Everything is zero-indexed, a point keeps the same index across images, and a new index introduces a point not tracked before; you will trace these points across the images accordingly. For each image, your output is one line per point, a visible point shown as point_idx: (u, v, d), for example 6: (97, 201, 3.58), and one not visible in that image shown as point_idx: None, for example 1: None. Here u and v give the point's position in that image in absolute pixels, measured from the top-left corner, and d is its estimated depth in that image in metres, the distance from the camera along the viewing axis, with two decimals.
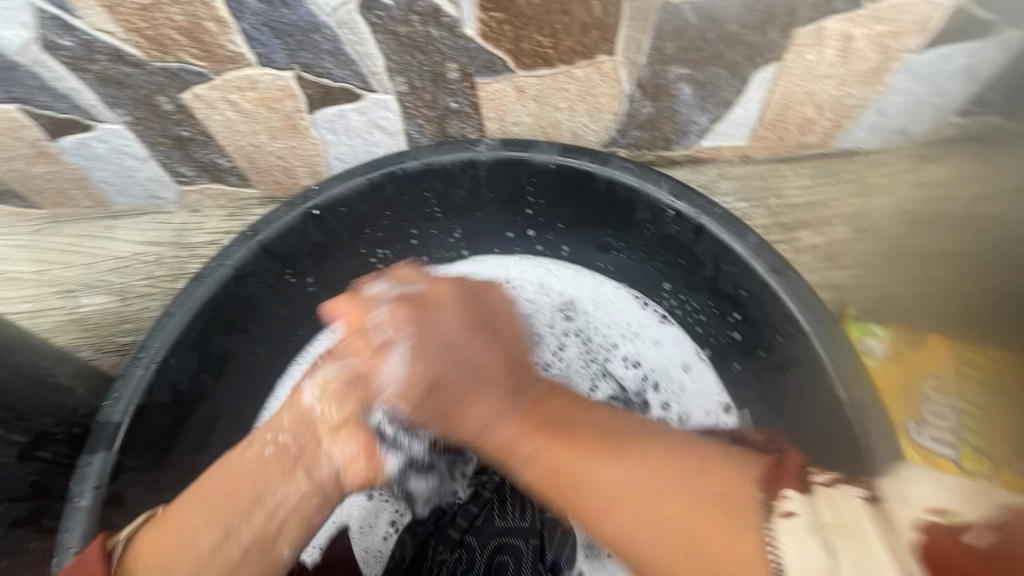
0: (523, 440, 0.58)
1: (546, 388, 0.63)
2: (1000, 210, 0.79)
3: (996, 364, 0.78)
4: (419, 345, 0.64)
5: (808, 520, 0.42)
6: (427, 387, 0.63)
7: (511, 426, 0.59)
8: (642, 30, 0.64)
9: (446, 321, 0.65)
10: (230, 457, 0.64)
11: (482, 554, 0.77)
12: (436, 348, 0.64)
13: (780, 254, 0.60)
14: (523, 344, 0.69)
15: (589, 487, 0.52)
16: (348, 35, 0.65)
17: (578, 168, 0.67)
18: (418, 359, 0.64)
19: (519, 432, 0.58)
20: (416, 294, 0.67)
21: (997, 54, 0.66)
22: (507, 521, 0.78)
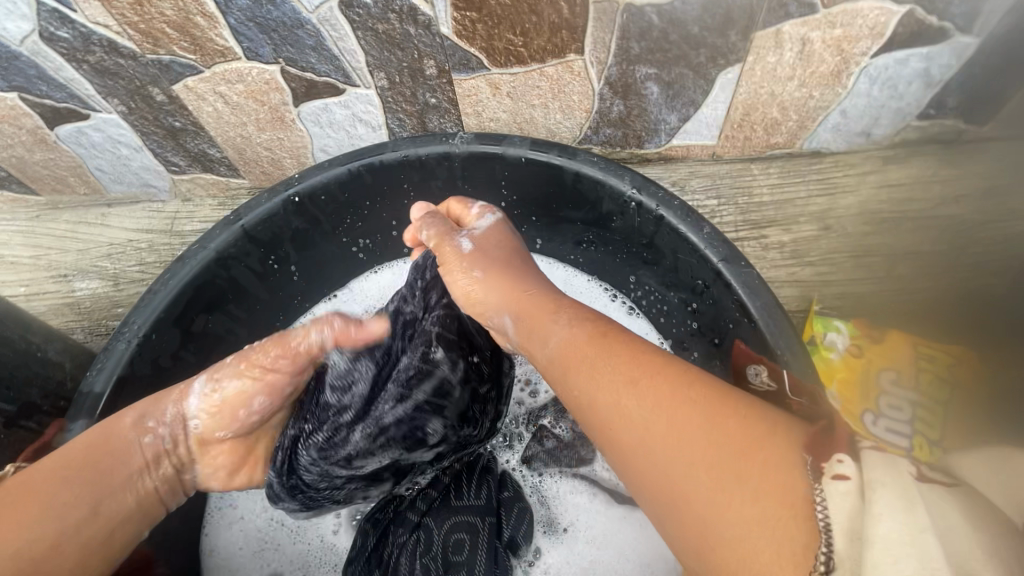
0: (567, 315, 0.56)
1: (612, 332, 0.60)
2: (958, 211, 0.83)
3: (955, 359, 0.76)
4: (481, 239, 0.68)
5: (854, 485, 0.35)
6: (488, 262, 0.65)
7: (562, 332, 0.54)
8: (608, 31, 0.67)
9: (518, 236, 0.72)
10: (112, 429, 0.58)
11: (439, 535, 0.65)
12: (501, 247, 0.68)
13: (733, 245, 0.63)
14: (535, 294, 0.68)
15: (634, 379, 0.48)
16: (330, 30, 0.68)
17: (547, 161, 0.70)
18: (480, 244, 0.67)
19: (570, 339, 0.53)
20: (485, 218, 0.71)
21: (950, 59, 0.69)
22: (463, 501, 0.69)
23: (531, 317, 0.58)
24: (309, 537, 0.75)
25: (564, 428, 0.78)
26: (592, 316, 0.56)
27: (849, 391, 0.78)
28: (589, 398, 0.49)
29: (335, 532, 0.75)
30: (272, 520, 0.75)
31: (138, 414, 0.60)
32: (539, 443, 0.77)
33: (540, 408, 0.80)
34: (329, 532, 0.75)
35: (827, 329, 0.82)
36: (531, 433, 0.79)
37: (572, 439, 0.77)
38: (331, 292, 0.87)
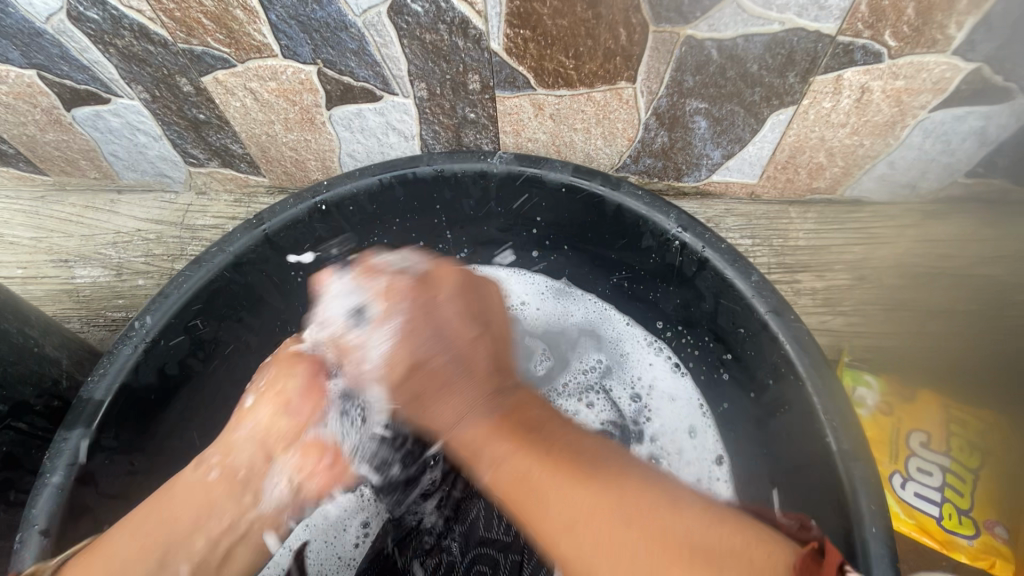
0: (494, 444, 0.52)
1: (527, 395, 0.59)
2: (1000, 272, 0.81)
3: (985, 425, 0.75)
4: (411, 324, 0.60)
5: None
6: (409, 372, 0.59)
7: (480, 427, 0.54)
8: (664, 61, 0.65)
9: (443, 312, 0.61)
10: (173, 482, 0.59)
11: (461, 558, 0.70)
12: (428, 332, 0.60)
13: (781, 295, 0.60)
14: (481, 364, 0.59)
15: (570, 524, 0.45)
16: (374, 36, 0.65)
17: (588, 189, 0.68)
18: (404, 338, 0.59)
19: (493, 435, 0.53)
20: (416, 275, 0.63)
21: (1010, 121, 0.68)
22: (491, 532, 0.71)
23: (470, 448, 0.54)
24: (325, 557, 0.73)
25: None
26: (511, 431, 0.53)
27: (878, 450, 0.76)
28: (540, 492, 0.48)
29: (356, 546, 0.73)
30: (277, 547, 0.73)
31: (197, 459, 0.61)
32: None
33: None
34: (352, 547, 0.73)
35: (857, 383, 0.79)
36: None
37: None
38: None
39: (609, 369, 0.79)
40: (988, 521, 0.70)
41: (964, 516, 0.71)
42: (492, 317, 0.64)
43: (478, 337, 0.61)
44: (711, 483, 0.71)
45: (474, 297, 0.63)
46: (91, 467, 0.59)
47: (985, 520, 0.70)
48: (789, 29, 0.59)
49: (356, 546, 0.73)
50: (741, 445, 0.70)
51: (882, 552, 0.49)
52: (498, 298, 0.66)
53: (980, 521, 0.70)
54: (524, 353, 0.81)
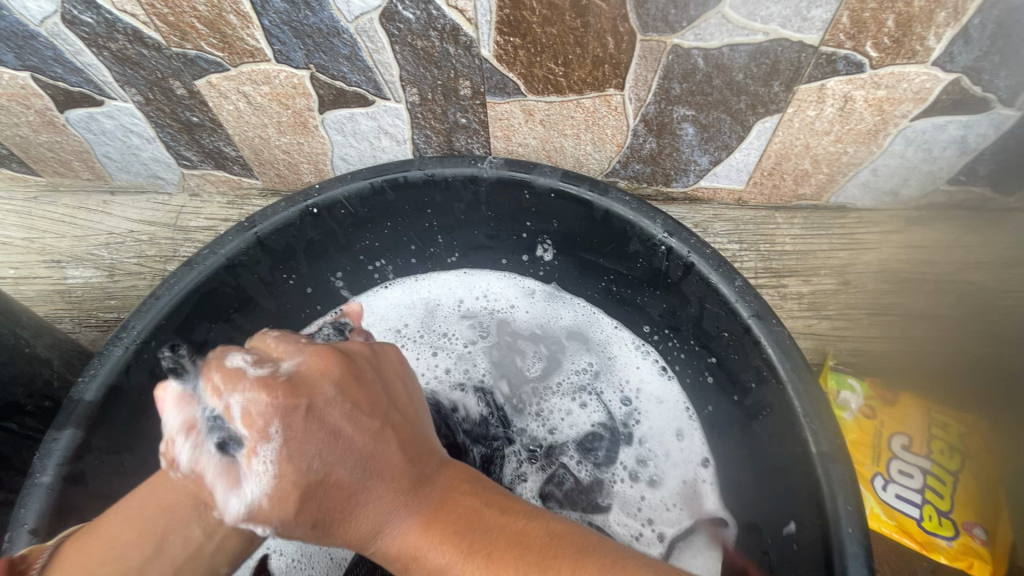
0: (436, 547, 0.46)
1: (457, 471, 0.52)
2: (982, 278, 0.82)
3: (965, 429, 0.76)
4: (289, 437, 0.46)
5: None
6: (305, 491, 0.46)
7: (410, 533, 0.47)
8: (651, 69, 0.66)
9: (330, 417, 0.47)
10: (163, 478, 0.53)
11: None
12: (317, 438, 0.47)
13: (764, 300, 0.61)
14: (386, 462, 0.48)
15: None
16: (366, 42, 0.66)
17: (577, 195, 0.69)
18: (285, 455, 0.46)
19: (428, 546, 0.47)
20: (283, 375, 0.48)
21: (990, 130, 0.69)
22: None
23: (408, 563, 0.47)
24: (317, 560, 0.73)
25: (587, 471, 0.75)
26: (446, 532, 0.47)
27: (859, 452, 0.77)
28: None
29: (348, 547, 0.74)
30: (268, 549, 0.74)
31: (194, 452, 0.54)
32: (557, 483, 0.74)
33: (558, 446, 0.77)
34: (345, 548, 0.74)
35: (841, 387, 0.81)
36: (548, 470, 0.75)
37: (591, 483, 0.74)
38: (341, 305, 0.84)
39: (598, 372, 0.80)
40: (967, 523, 0.71)
41: (943, 517, 0.72)
42: (397, 386, 0.54)
43: (381, 426, 0.49)
44: (697, 486, 0.72)
45: (366, 377, 0.51)
46: (80, 467, 0.59)
47: (964, 522, 0.71)
48: (772, 40, 0.61)
49: (348, 546, 0.74)
50: (727, 448, 0.71)
51: (858, 552, 0.50)
52: (399, 360, 0.57)
53: (960, 522, 0.71)
54: (514, 356, 0.82)
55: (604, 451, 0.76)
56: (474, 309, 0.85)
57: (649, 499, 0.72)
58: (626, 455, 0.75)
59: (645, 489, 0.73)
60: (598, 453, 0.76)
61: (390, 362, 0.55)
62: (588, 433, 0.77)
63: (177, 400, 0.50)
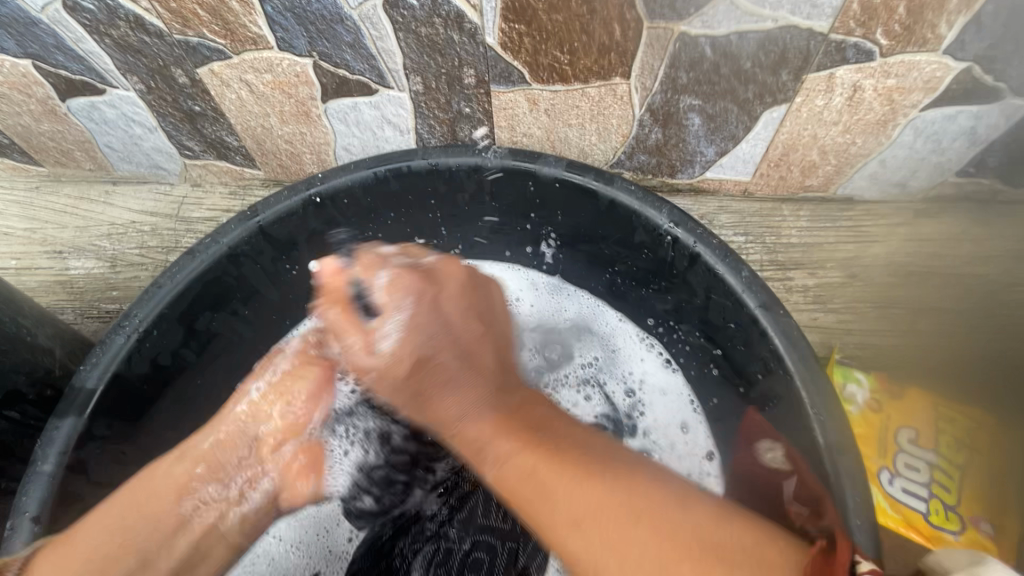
0: (504, 441, 0.54)
1: (533, 395, 0.60)
2: (990, 272, 0.82)
3: (973, 423, 0.76)
4: (416, 321, 0.60)
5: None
6: (414, 369, 0.60)
7: (488, 425, 0.55)
8: (658, 57, 0.65)
9: (448, 312, 0.62)
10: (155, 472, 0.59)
11: (459, 545, 0.69)
12: (433, 326, 0.61)
13: (771, 291, 0.61)
14: (501, 356, 0.63)
15: (576, 522, 0.47)
16: (370, 29, 0.65)
17: (582, 184, 0.68)
18: (411, 330, 0.60)
19: (496, 433, 0.55)
20: (422, 269, 0.63)
21: (1001, 121, 0.68)
22: (491, 519, 0.70)
23: (474, 448, 0.55)
24: (314, 551, 0.73)
25: None
26: (518, 433, 0.54)
27: (866, 446, 0.76)
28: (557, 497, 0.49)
29: (348, 540, 0.73)
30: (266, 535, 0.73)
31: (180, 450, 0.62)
32: None
33: None
34: (345, 541, 0.73)
35: (847, 380, 0.80)
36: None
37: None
38: None
39: (603, 364, 0.79)
40: (974, 516, 0.71)
41: (949, 511, 0.71)
42: (497, 314, 0.66)
43: (483, 333, 0.63)
44: (702, 479, 0.72)
45: (479, 291, 0.66)
46: (82, 456, 0.59)
47: (971, 516, 0.71)
48: (781, 27, 0.60)
49: (348, 540, 0.73)
50: (731, 441, 0.71)
51: (867, 544, 0.50)
52: (499, 296, 0.68)
53: (967, 517, 0.71)
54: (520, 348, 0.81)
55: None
56: None
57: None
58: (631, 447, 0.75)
59: None
60: None
61: (495, 296, 0.67)
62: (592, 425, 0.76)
63: (346, 274, 0.61)
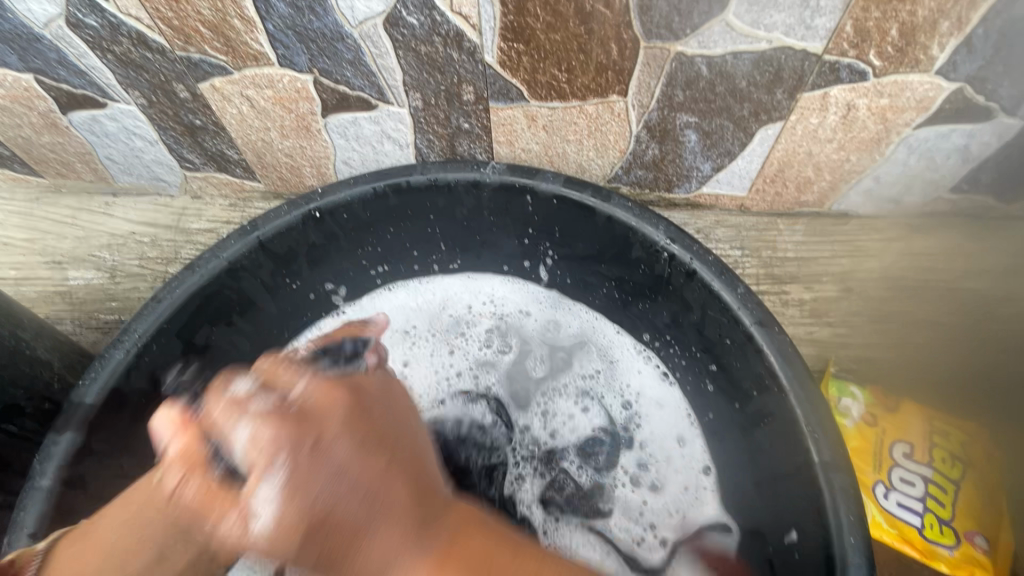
0: None
1: (461, 512, 0.52)
2: (983, 287, 0.82)
3: (968, 437, 0.76)
4: (295, 483, 0.45)
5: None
6: (310, 530, 0.45)
7: (422, 575, 0.46)
8: (654, 76, 0.66)
9: (337, 453, 0.47)
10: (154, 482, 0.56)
11: None
12: (326, 474, 0.46)
13: (766, 308, 0.62)
14: (422, 465, 0.53)
15: None
16: (370, 47, 0.66)
17: (580, 201, 0.69)
18: (291, 495, 0.45)
19: None
20: (294, 404, 0.49)
21: (993, 139, 0.69)
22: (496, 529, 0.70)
23: None
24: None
25: (588, 477, 0.74)
26: (459, 574, 0.46)
27: (862, 460, 0.77)
28: None
29: None
30: None
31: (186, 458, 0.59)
32: (558, 488, 0.74)
33: (561, 450, 0.77)
34: None
35: (842, 394, 0.81)
36: (549, 475, 0.75)
37: (592, 488, 0.74)
38: (342, 308, 0.84)
39: (600, 377, 0.80)
40: (968, 532, 0.71)
41: (944, 525, 0.72)
42: (399, 422, 0.54)
43: (389, 461, 0.50)
44: (698, 493, 0.72)
45: (368, 406, 0.52)
46: (80, 470, 0.59)
47: (965, 531, 0.71)
48: (776, 48, 0.61)
49: None
50: (727, 455, 0.71)
51: (861, 562, 0.50)
52: (400, 399, 0.57)
53: (961, 531, 0.71)
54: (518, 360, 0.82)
55: (604, 455, 0.75)
56: (479, 313, 0.85)
57: (651, 504, 0.72)
58: (627, 459, 0.75)
59: (646, 495, 0.73)
60: (599, 458, 0.76)
61: (398, 401, 0.56)
62: (589, 437, 0.77)
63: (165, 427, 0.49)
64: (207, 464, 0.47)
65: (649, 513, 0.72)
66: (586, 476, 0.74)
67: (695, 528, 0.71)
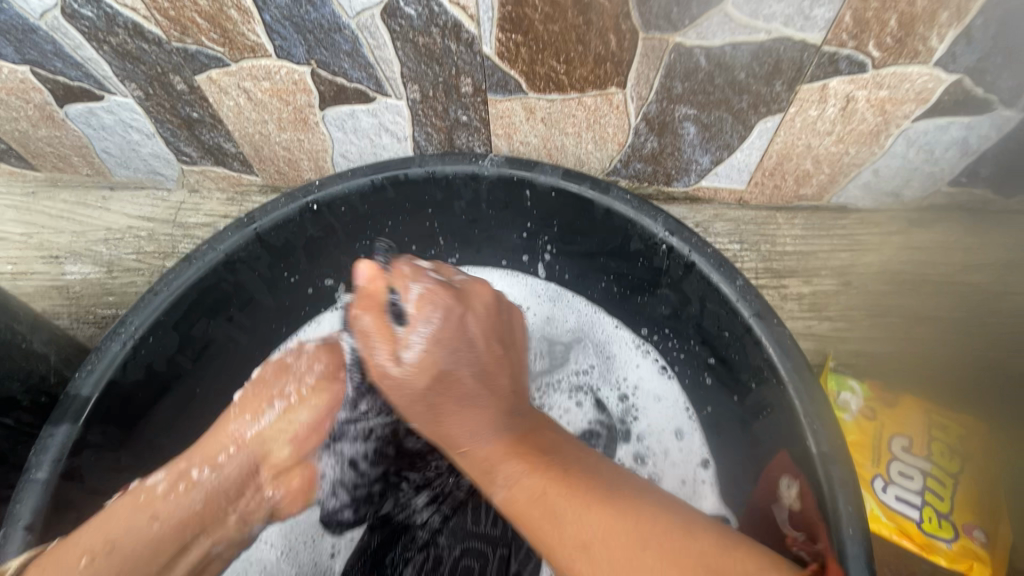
0: (514, 463, 0.53)
1: (539, 419, 0.58)
2: (982, 280, 0.82)
3: (967, 431, 0.76)
4: (439, 335, 0.56)
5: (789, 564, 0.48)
6: (430, 383, 0.56)
7: (501, 447, 0.54)
8: (653, 67, 0.66)
9: (472, 327, 0.58)
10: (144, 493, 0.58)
11: (450, 552, 0.72)
12: (451, 346, 0.57)
13: (765, 299, 0.61)
14: (521, 375, 0.61)
15: (583, 544, 0.47)
16: (368, 38, 0.66)
17: (578, 193, 0.68)
18: (433, 347, 0.56)
19: (506, 459, 0.53)
20: (452, 288, 0.60)
21: (992, 132, 0.69)
22: (480, 526, 0.73)
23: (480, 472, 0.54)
24: (303, 560, 0.74)
25: None
26: (527, 457, 0.53)
27: (860, 454, 0.77)
28: (568, 521, 0.49)
29: (332, 555, 0.74)
30: (260, 543, 0.75)
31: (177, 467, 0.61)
32: None
33: None
34: (328, 555, 0.74)
35: (841, 388, 0.80)
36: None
37: None
38: (340, 302, 0.84)
39: (598, 371, 0.80)
40: (967, 525, 0.71)
41: (943, 519, 0.71)
42: (516, 334, 0.63)
43: (503, 353, 0.60)
44: (696, 486, 0.72)
45: (502, 318, 0.62)
46: (76, 463, 0.59)
47: (964, 524, 0.71)
48: (775, 39, 0.60)
49: (332, 554, 0.74)
50: (725, 449, 0.71)
51: (858, 552, 0.50)
52: (521, 321, 0.65)
53: (960, 525, 0.71)
54: None
55: (601, 448, 0.76)
56: None
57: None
58: (625, 452, 0.75)
59: None
60: (596, 450, 0.76)
61: (518, 322, 0.65)
62: (587, 430, 0.77)
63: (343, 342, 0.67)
64: (372, 314, 0.58)
65: None
66: None
67: None
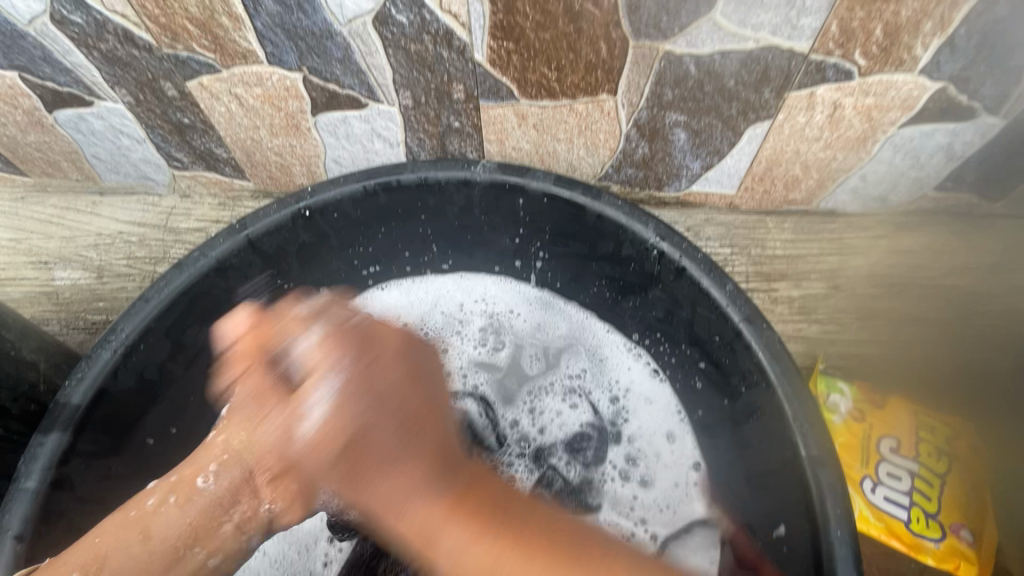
0: (451, 531, 0.49)
1: (473, 472, 0.55)
2: (969, 283, 0.84)
3: (954, 432, 0.77)
4: (348, 391, 0.52)
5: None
6: (341, 454, 0.51)
7: (433, 515, 0.49)
8: (643, 75, 0.66)
9: (381, 376, 0.54)
10: None
11: None
12: (366, 398, 0.52)
13: (755, 305, 0.62)
14: (446, 426, 0.56)
15: None
16: (360, 45, 0.66)
17: (570, 199, 0.69)
18: (338, 408, 0.51)
19: (443, 523, 0.49)
20: (357, 335, 0.55)
21: (975, 138, 0.70)
22: None
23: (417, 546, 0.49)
24: (296, 567, 0.75)
25: (577, 472, 0.76)
26: (464, 519, 0.49)
27: (849, 455, 0.77)
28: None
29: (325, 564, 0.75)
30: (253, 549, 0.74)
31: None
32: (547, 484, 0.75)
33: (551, 446, 0.78)
34: (321, 563, 0.75)
35: (830, 390, 0.81)
36: (538, 472, 0.76)
37: (582, 484, 0.75)
38: None
39: (590, 374, 0.81)
40: (954, 525, 0.72)
41: (930, 519, 0.72)
42: (435, 379, 0.59)
43: (421, 407, 0.55)
44: (688, 488, 0.73)
45: (416, 355, 0.58)
46: (67, 472, 0.59)
47: (951, 524, 0.72)
48: (763, 47, 0.61)
49: (325, 563, 0.75)
50: (717, 452, 0.72)
51: (847, 554, 0.51)
52: (439, 360, 0.61)
53: (947, 525, 0.72)
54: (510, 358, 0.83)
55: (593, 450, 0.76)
56: (470, 311, 0.85)
57: (641, 499, 0.74)
58: (616, 454, 0.76)
59: (635, 490, 0.74)
60: (588, 453, 0.77)
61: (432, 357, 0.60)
62: (578, 433, 0.78)
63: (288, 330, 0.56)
64: (281, 371, 0.54)
65: (639, 507, 0.73)
66: (576, 471, 0.75)
67: (684, 522, 0.71)
